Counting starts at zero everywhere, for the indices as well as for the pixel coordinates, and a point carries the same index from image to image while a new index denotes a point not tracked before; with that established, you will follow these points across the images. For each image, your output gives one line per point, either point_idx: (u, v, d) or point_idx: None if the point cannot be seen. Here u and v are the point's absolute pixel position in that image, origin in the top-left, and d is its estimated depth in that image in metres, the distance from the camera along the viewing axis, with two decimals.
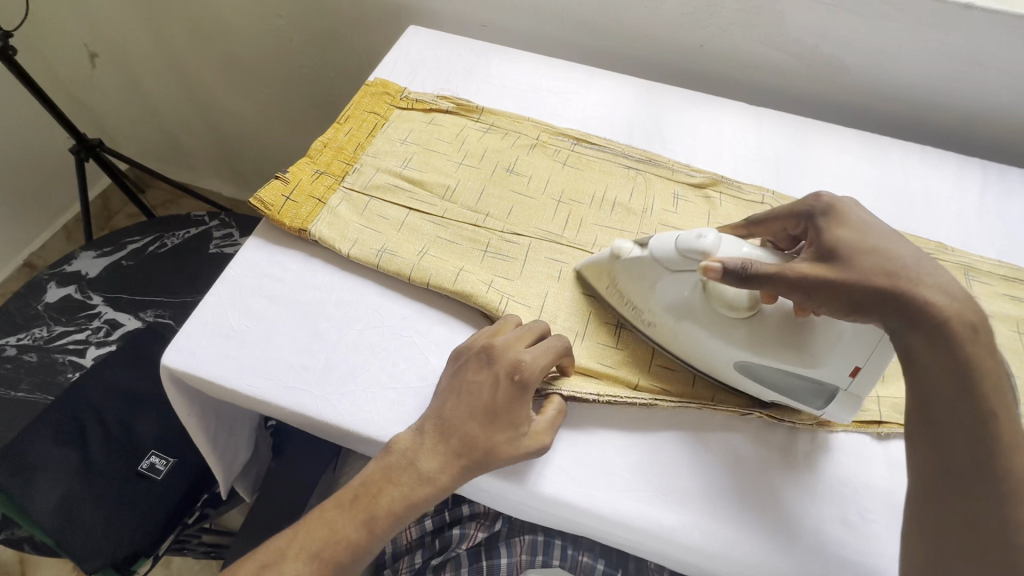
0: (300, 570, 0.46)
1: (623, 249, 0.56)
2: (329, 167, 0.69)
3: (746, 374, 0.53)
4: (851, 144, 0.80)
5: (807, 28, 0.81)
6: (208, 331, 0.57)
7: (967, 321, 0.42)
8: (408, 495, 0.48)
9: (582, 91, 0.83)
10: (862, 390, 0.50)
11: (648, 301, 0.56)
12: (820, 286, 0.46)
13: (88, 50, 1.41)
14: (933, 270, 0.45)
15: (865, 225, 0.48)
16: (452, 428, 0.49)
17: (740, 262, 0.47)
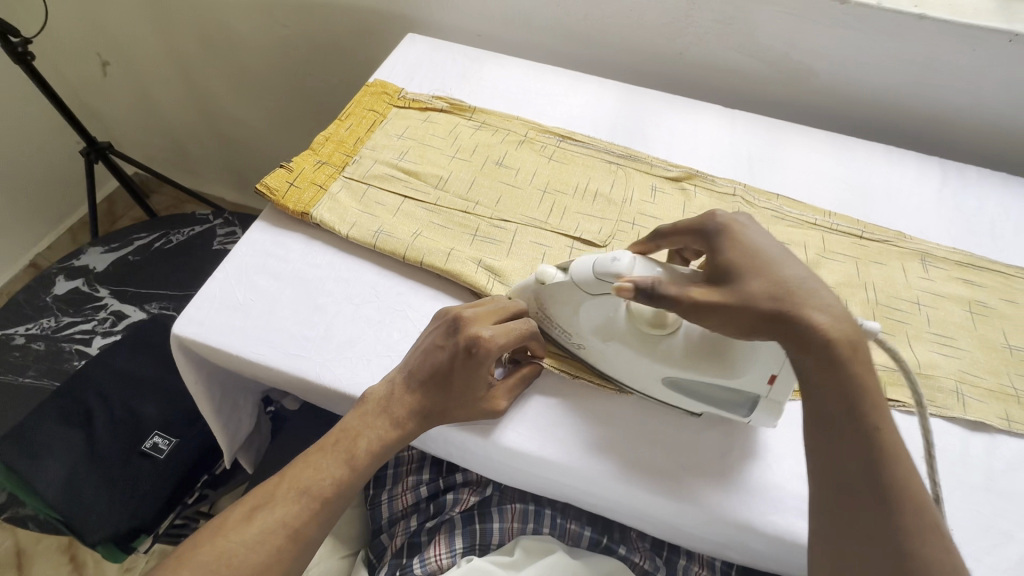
0: (291, 507, 0.50)
1: (545, 275, 0.55)
2: (330, 158, 0.74)
3: (673, 387, 0.55)
4: (820, 144, 0.85)
5: (776, 37, 0.88)
6: (216, 304, 0.62)
7: (850, 338, 0.46)
8: (380, 439, 0.53)
9: (567, 94, 0.89)
10: (780, 396, 0.52)
11: (574, 324, 0.56)
12: (711, 310, 0.47)
13: (100, 58, 1.47)
14: (817, 293, 0.47)
15: (754, 247, 0.49)
16: (417, 384, 0.54)
17: (651, 283, 0.48)
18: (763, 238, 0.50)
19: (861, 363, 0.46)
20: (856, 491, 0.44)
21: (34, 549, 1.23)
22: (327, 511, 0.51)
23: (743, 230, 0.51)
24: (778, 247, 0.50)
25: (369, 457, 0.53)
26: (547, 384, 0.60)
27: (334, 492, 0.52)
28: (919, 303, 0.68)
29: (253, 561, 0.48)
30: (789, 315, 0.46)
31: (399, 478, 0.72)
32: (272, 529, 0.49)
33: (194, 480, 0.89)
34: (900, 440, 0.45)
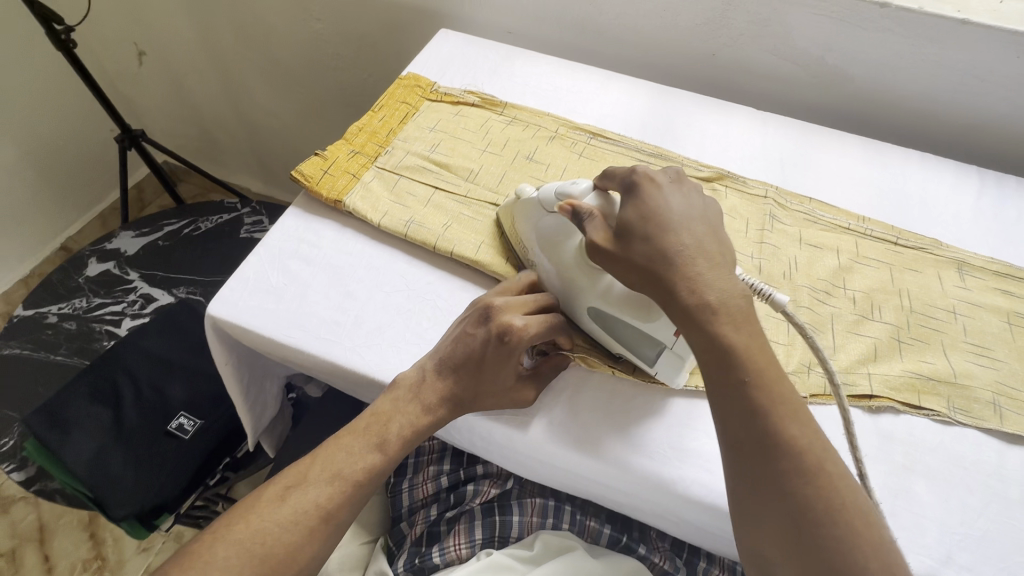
0: (324, 489, 0.51)
1: (523, 192, 0.62)
2: (363, 148, 0.75)
3: (594, 320, 0.57)
4: (854, 149, 0.84)
5: (812, 40, 0.87)
6: (249, 286, 0.63)
7: (721, 299, 0.46)
8: (412, 425, 0.54)
9: (597, 92, 0.89)
10: (683, 350, 0.53)
11: (531, 244, 0.60)
12: (604, 258, 0.51)
13: (137, 48, 1.51)
14: (696, 257, 0.47)
15: (657, 207, 0.50)
16: (449, 371, 0.55)
17: (584, 209, 0.54)
18: (671, 200, 0.51)
19: (726, 322, 0.45)
20: (741, 446, 0.44)
21: (56, 525, 1.26)
22: (359, 493, 0.52)
23: (655, 190, 0.51)
24: (686, 208, 0.51)
25: (401, 441, 0.54)
26: (573, 377, 0.60)
27: (366, 475, 0.53)
28: (955, 311, 0.66)
29: (288, 540, 0.49)
30: (664, 276, 0.47)
31: (419, 468, 0.73)
32: (306, 509, 0.50)
33: (216, 461, 0.90)
34: (780, 383, 0.45)
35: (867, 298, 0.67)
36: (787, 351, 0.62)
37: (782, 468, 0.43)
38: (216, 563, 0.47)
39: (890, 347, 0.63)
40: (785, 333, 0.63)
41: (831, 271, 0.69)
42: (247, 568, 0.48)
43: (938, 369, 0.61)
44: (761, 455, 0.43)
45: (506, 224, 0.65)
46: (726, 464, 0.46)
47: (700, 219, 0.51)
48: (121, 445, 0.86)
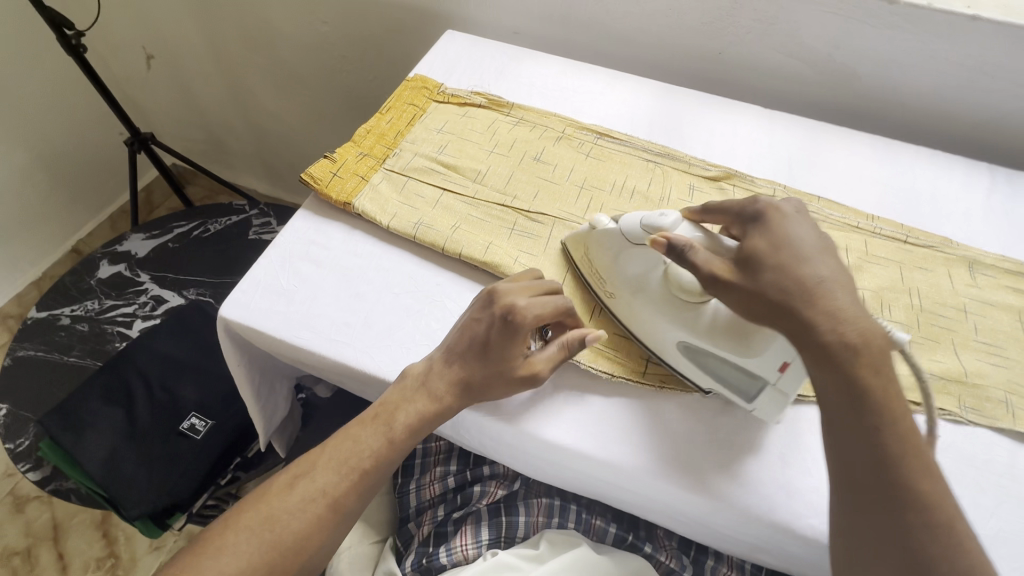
0: (330, 477, 0.53)
1: (599, 222, 0.61)
2: (371, 150, 0.75)
3: (684, 353, 0.56)
4: (861, 147, 0.84)
5: (817, 37, 0.86)
6: (261, 288, 0.63)
7: (864, 338, 0.46)
8: (418, 414, 0.55)
9: (604, 92, 0.89)
10: (789, 387, 0.53)
11: (614, 275, 0.60)
12: (728, 290, 0.51)
13: (146, 52, 1.52)
14: (834, 290, 0.48)
15: (788, 238, 0.51)
16: (456, 358, 0.56)
17: (683, 242, 0.52)
18: (798, 230, 0.51)
19: (866, 365, 0.45)
20: (862, 490, 0.45)
21: (70, 524, 1.28)
22: (364, 482, 0.54)
23: (782, 220, 0.52)
24: (815, 240, 0.51)
25: (407, 430, 0.55)
26: (578, 378, 0.60)
27: (373, 465, 0.54)
28: (966, 310, 0.66)
29: (296, 527, 0.52)
30: (797, 309, 0.47)
31: (426, 469, 0.73)
32: (313, 496, 0.52)
33: (227, 461, 0.91)
34: (914, 435, 0.45)
35: (877, 297, 0.67)
36: None
37: (908, 519, 0.43)
38: (234, 552, 0.51)
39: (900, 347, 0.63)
40: None
41: None
42: (259, 553, 0.51)
43: (949, 368, 0.61)
44: (885, 503, 0.44)
45: (578, 252, 0.64)
46: (841, 507, 0.46)
47: (831, 252, 0.51)
48: (134, 446, 0.87)
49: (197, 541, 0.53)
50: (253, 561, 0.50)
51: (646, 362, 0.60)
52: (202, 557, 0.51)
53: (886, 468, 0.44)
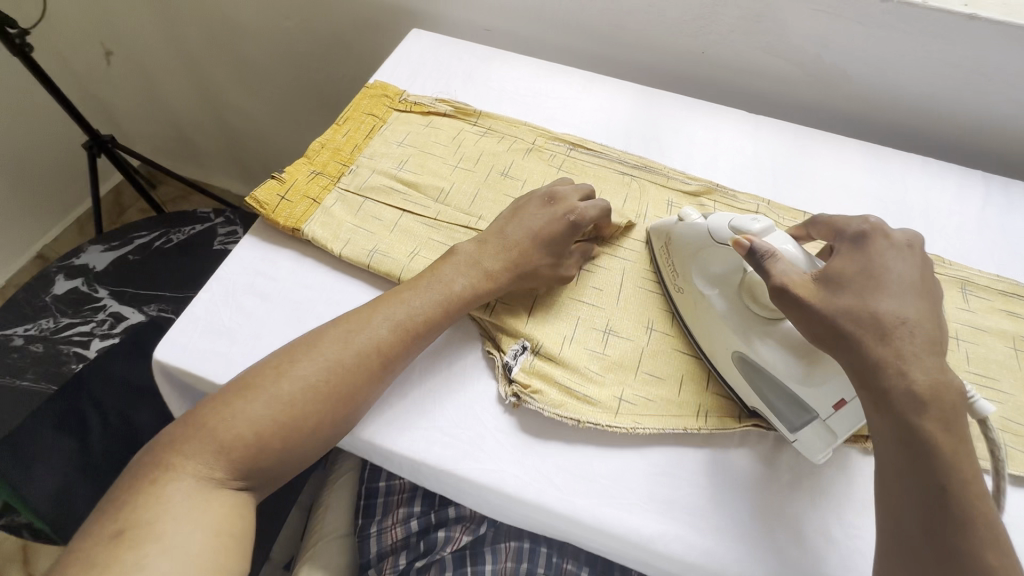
0: (385, 333, 0.54)
1: (688, 216, 0.60)
2: (325, 168, 0.70)
3: (740, 366, 0.53)
4: (849, 155, 0.79)
5: (805, 37, 0.81)
6: (200, 327, 0.58)
7: (936, 389, 0.43)
8: (473, 285, 0.58)
9: (580, 97, 0.84)
10: (840, 427, 0.49)
11: (689, 272, 0.58)
12: (795, 305, 0.48)
13: (105, 48, 1.44)
14: (914, 335, 0.45)
15: (874, 270, 0.48)
16: (510, 244, 0.60)
17: (767, 249, 0.49)
18: (895, 266, 0.49)
19: (935, 418, 0.43)
20: (917, 550, 0.42)
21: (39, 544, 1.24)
22: (416, 342, 0.55)
23: (884, 249, 0.50)
24: (914, 279, 0.48)
25: (460, 294, 0.57)
26: (543, 423, 0.55)
27: (424, 325, 0.55)
28: (957, 337, 0.62)
29: (351, 381, 0.51)
30: (863, 341, 0.45)
31: (388, 510, 0.70)
32: (369, 351, 0.53)
33: None
34: (982, 504, 0.41)
35: None
36: None
37: None
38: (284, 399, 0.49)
39: None
40: None
41: None
42: (311, 402, 0.49)
43: None
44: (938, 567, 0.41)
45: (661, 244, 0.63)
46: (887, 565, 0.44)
47: (924, 294, 0.48)
48: (88, 481, 0.84)
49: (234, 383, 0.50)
50: (302, 410, 0.49)
51: (618, 401, 0.55)
52: (247, 398, 0.48)
53: (941, 532, 0.41)
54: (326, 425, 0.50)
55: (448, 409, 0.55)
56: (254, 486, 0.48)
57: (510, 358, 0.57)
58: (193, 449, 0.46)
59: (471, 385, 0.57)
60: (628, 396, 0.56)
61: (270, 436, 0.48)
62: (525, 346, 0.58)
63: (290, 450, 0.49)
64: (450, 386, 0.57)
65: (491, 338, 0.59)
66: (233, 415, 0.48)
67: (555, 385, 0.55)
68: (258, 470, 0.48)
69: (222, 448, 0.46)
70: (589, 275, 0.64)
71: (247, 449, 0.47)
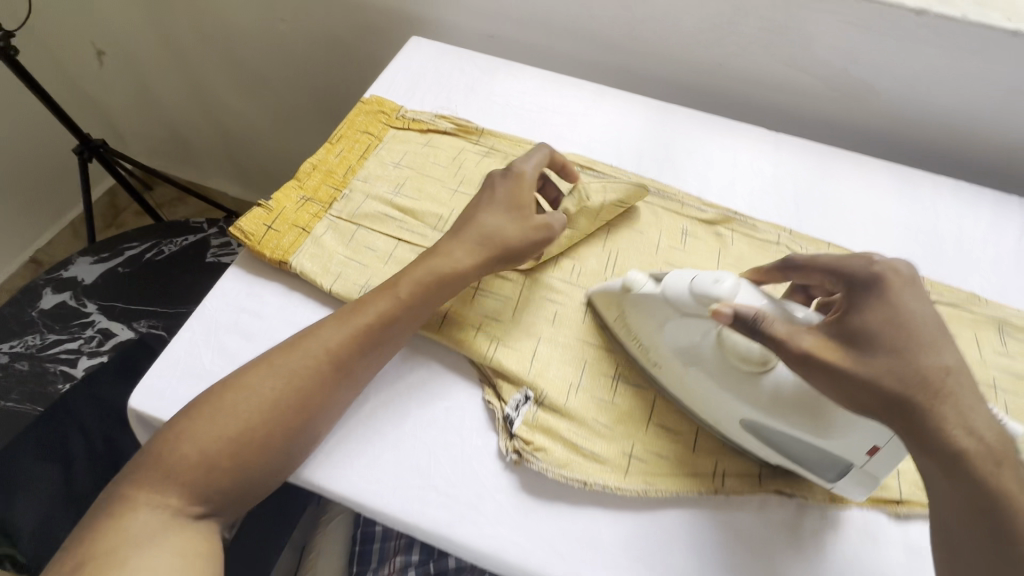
0: (337, 333, 0.50)
1: (635, 282, 0.54)
2: (316, 192, 0.66)
3: (752, 433, 0.49)
4: (877, 179, 0.74)
5: (832, 50, 0.75)
6: (179, 371, 0.54)
7: (1001, 442, 0.40)
8: (431, 271, 0.53)
9: (589, 112, 0.79)
10: (879, 469, 0.46)
11: (659, 343, 0.53)
12: (821, 371, 0.43)
13: (96, 48, 1.38)
14: (961, 385, 0.41)
15: (905, 315, 0.44)
16: (463, 226, 0.56)
17: (753, 313, 0.45)
18: (916, 305, 0.44)
19: (1014, 475, 0.39)
20: None
21: None
22: (374, 340, 0.51)
23: (899, 292, 0.45)
24: (936, 320, 0.44)
25: (421, 287, 0.53)
26: (548, 482, 0.51)
27: (382, 322, 0.51)
28: (996, 386, 0.58)
29: (299, 383, 0.47)
30: (917, 404, 0.41)
31: (385, 557, 0.71)
32: (317, 351, 0.49)
33: None
34: None
35: None
36: None
37: None
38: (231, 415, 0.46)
39: None
40: None
41: None
42: (258, 412, 0.46)
43: None
44: None
45: (608, 313, 0.57)
46: None
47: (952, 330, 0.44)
48: (72, 513, 0.80)
49: (187, 408, 0.47)
50: (249, 422, 0.45)
51: (628, 459, 0.51)
52: (193, 418, 0.45)
53: None
54: (278, 433, 0.46)
55: (445, 465, 0.51)
56: (215, 514, 0.44)
57: (511, 410, 0.52)
58: (141, 478, 0.43)
59: (470, 437, 0.52)
60: (638, 452, 0.52)
61: (218, 455, 0.44)
62: (528, 396, 0.54)
63: (245, 469, 0.45)
64: (447, 439, 0.52)
65: (491, 386, 0.55)
66: (180, 439, 0.45)
67: (560, 441, 0.51)
68: (212, 492, 0.44)
69: (170, 474, 0.43)
70: (596, 313, 0.60)
71: (196, 473, 0.44)
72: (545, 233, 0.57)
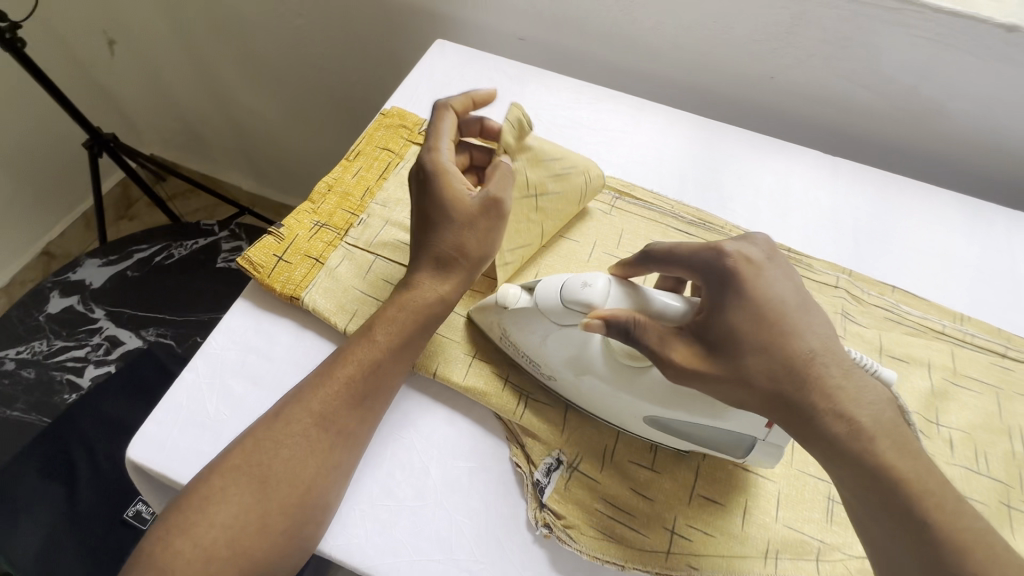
0: (321, 397, 0.45)
1: (508, 296, 0.48)
2: (331, 218, 0.60)
3: (653, 427, 0.48)
4: (947, 212, 0.67)
5: (903, 67, 0.68)
6: (181, 419, 0.50)
7: (873, 416, 0.40)
8: (418, 314, 0.49)
9: (627, 130, 0.72)
10: (781, 438, 0.44)
11: (543, 355, 0.49)
12: (705, 377, 0.41)
13: (107, 37, 1.32)
14: (826, 365, 0.40)
15: (767, 303, 0.41)
16: (421, 251, 0.50)
17: (625, 321, 0.41)
18: (777, 289, 0.42)
19: (886, 446, 0.39)
20: None
21: None
22: (362, 390, 0.47)
23: (756, 278, 0.42)
24: (793, 300, 0.42)
25: (406, 328, 0.48)
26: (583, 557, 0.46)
27: (369, 371, 0.47)
28: None
29: (290, 451, 0.43)
30: (790, 395, 0.40)
31: None
32: (300, 417, 0.44)
33: None
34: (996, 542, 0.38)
35: (969, 440, 0.52)
36: None
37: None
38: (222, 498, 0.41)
39: (998, 517, 0.49)
40: None
41: (922, 397, 0.54)
42: (251, 492, 0.41)
43: None
44: None
45: (487, 326, 0.52)
46: None
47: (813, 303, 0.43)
48: (74, 534, 0.75)
49: (179, 496, 0.42)
50: (245, 504, 0.41)
51: (670, 536, 0.47)
52: (186, 511, 0.41)
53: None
54: (283, 509, 0.42)
55: (470, 537, 0.46)
56: None
57: (541, 475, 0.48)
58: None
59: (497, 505, 0.48)
60: (681, 528, 0.47)
61: (215, 545, 0.39)
62: (559, 459, 0.49)
63: (249, 553, 0.40)
64: (471, 505, 0.47)
65: (519, 446, 0.50)
66: (176, 537, 0.40)
67: (595, 514, 0.47)
68: None
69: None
70: None
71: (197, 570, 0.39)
72: (499, 214, 0.50)
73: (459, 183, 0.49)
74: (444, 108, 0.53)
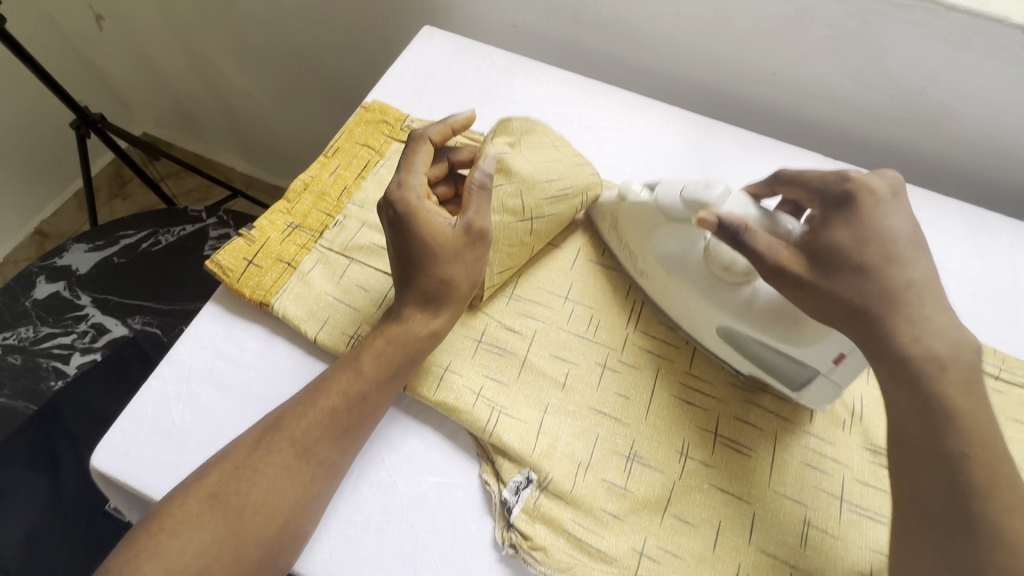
0: (304, 427, 0.44)
1: (629, 190, 0.56)
2: (306, 219, 0.59)
3: (726, 342, 0.52)
4: (950, 222, 0.64)
5: (912, 68, 0.64)
6: (146, 426, 0.49)
7: (952, 351, 0.42)
8: (407, 345, 0.48)
9: (619, 128, 0.69)
10: (843, 378, 0.47)
11: (645, 251, 0.55)
12: (793, 282, 0.45)
13: (94, 12, 1.28)
14: (921, 299, 0.44)
15: (880, 232, 0.45)
16: (406, 280, 0.49)
17: (735, 221, 0.47)
18: (895, 223, 0.46)
19: (953, 381, 0.42)
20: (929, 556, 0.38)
21: None
22: (346, 423, 0.45)
23: (873, 207, 0.46)
24: (907, 237, 0.46)
25: (394, 360, 0.47)
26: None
27: (354, 403, 0.46)
28: None
29: (271, 482, 0.42)
30: (873, 315, 0.43)
31: None
32: (281, 448, 0.43)
33: None
34: None
35: None
36: (831, 546, 0.47)
37: None
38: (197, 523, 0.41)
39: None
40: (836, 519, 0.48)
41: None
42: (226, 520, 0.41)
43: None
44: None
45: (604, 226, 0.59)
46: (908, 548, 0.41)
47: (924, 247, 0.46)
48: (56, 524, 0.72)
49: (150, 515, 0.42)
50: (217, 532, 0.40)
51: (638, 558, 0.46)
52: (157, 533, 0.40)
53: None
54: (256, 540, 0.41)
55: (435, 553, 0.46)
56: None
57: (510, 494, 0.47)
58: None
59: (463, 521, 0.47)
60: (650, 550, 0.46)
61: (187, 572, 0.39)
62: (530, 477, 0.48)
63: None
64: (437, 522, 0.47)
65: (489, 462, 0.49)
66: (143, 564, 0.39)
67: (562, 535, 0.46)
68: None
69: None
70: (613, 377, 0.53)
71: None
72: (483, 243, 0.49)
73: (438, 215, 0.48)
74: (420, 138, 0.51)
